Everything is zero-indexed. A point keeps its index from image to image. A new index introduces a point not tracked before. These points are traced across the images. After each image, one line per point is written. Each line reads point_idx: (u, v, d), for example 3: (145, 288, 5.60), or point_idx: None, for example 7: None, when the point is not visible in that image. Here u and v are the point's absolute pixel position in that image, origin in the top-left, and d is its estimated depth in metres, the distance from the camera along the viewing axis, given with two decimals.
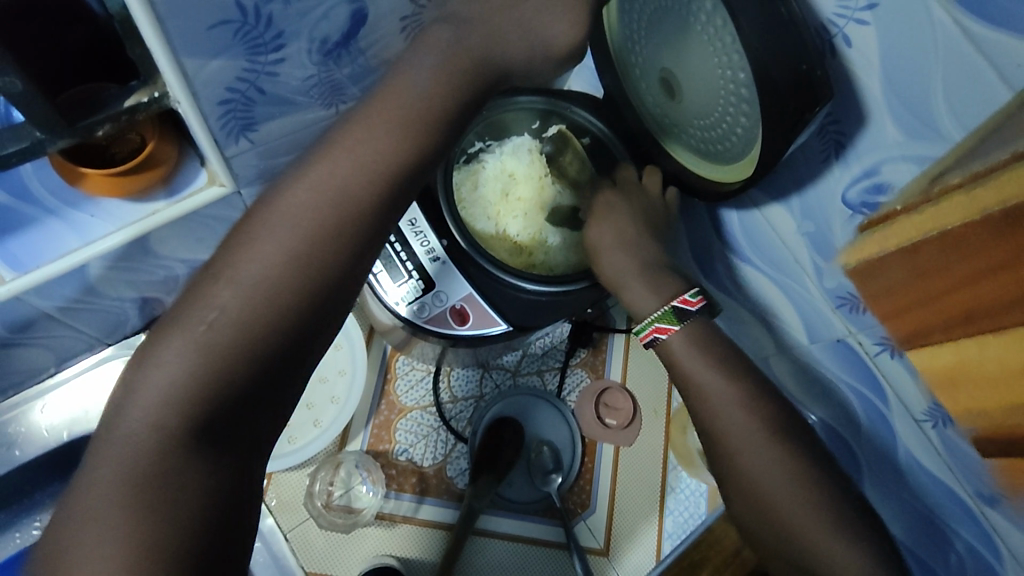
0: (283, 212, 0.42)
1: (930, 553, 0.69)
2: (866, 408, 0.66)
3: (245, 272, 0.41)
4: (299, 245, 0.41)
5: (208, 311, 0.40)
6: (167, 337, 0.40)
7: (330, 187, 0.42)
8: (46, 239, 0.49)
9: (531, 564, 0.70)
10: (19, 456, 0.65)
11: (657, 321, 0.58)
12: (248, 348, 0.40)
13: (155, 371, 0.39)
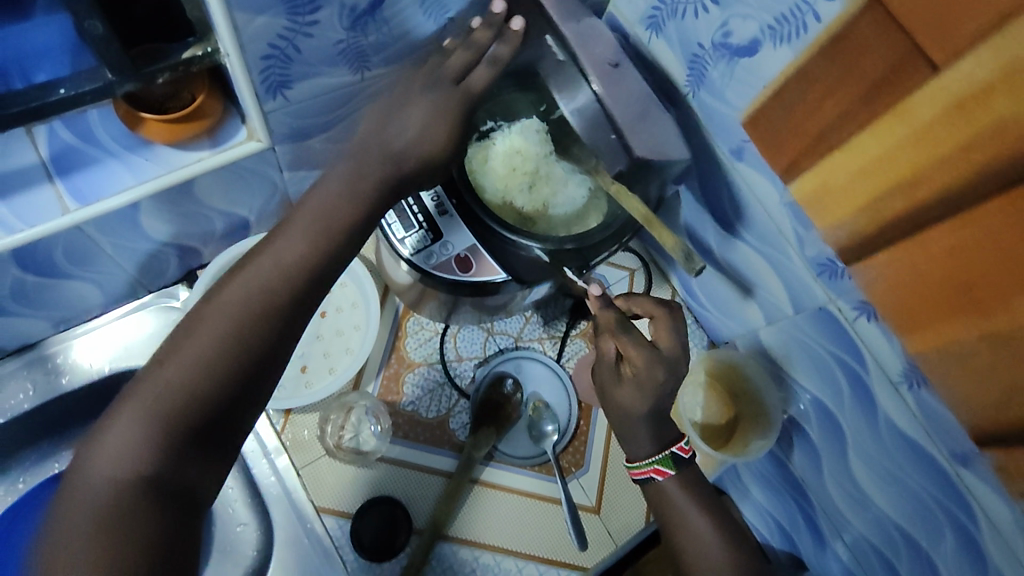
0: (224, 297, 0.47)
1: (916, 529, 0.70)
2: (849, 378, 0.69)
3: (190, 350, 0.45)
4: (255, 299, 0.47)
5: (157, 384, 0.44)
6: (133, 389, 0.44)
7: (265, 274, 0.48)
8: (105, 177, 0.56)
9: (526, 516, 0.74)
10: (65, 382, 0.71)
11: (658, 465, 0.61)
12: (192, 414, 0.44)
13: (108, 444, 0.42)
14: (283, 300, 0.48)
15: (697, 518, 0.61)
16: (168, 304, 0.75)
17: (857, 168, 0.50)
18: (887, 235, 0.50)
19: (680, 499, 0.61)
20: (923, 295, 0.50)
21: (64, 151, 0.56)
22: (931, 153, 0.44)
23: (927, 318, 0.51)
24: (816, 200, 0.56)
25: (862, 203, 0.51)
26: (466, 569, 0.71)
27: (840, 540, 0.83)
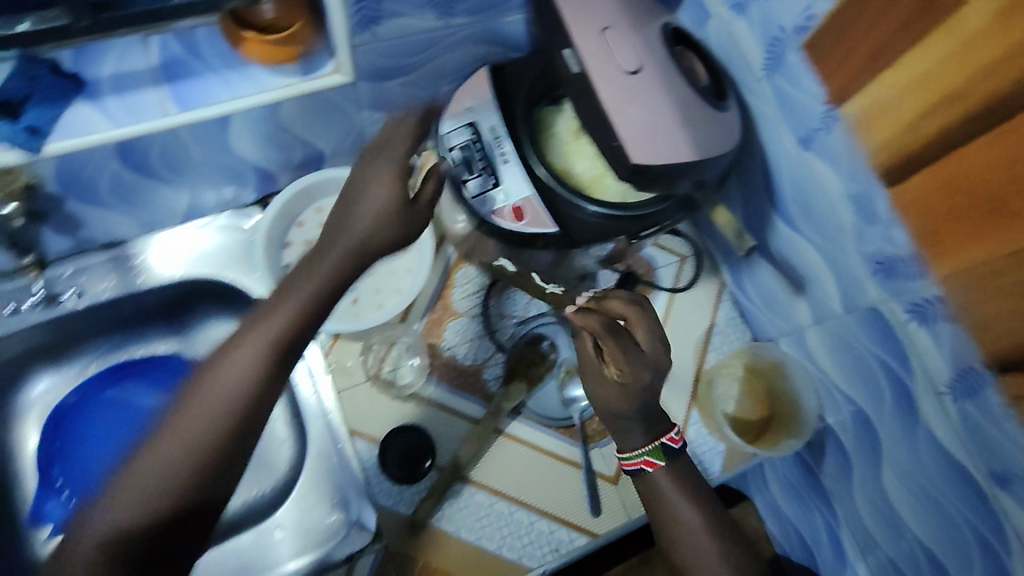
0: (272, 311, 0.51)
1: (942, 552, 0.67)
2: (892, 386, 0.67)
3: (233, 361, 0.49)
4: (294, 315, 0.51)
5: (198, 401, 0.47)
6: (187, 393, 0.48)
7: (309, 291, 0.52)
8: (203, 88, 0.61)
9: (545, 474, 0.75)
10: (141, 282, 0.77)
11: (647, 454, 0.58)
12: (226, 433, 0.47)
13: (150, 452, 0.46)
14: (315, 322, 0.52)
15: (687, 510, 0.57)
16: (241, 223, 0.80)
17: (912, 81, 0.52)
18: (927, 153, 0.52)
19: (669, 492, 0.57)
20: (955, 212, 0.52)
21: (174, 61, 0.61)
22: (980, 59, 0.46)
23: (951, 237, 0.53)
24: (863, 123, 0.58)
25: (908, 120, 0.53)
26: (479, 513, 0.73)
27: (862, 559, 0.80)
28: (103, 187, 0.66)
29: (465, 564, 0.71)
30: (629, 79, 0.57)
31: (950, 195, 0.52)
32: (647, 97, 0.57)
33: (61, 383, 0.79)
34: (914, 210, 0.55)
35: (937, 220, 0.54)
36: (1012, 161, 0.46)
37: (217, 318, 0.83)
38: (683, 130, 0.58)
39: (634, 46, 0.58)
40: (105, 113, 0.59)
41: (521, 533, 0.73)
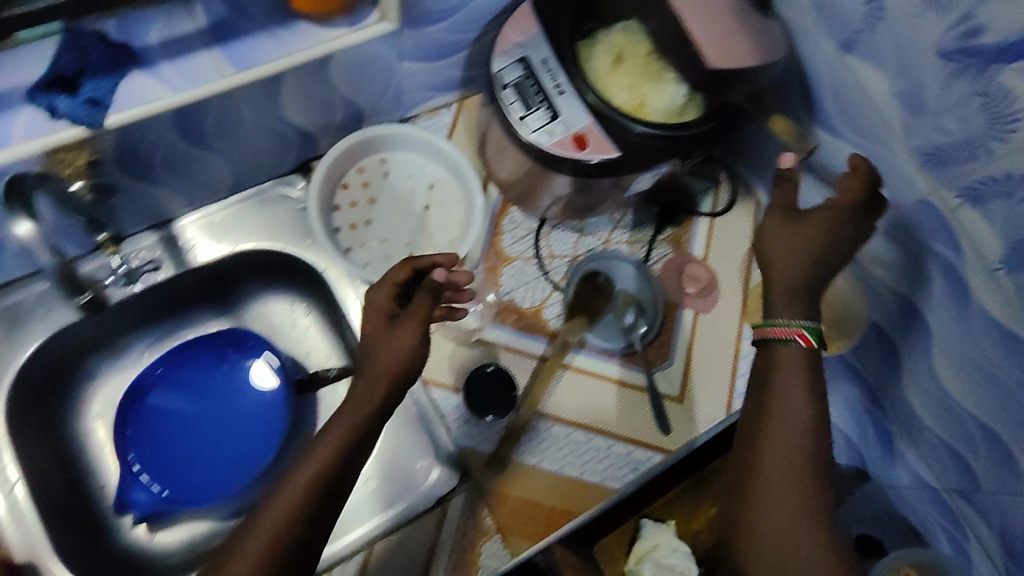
0: (354, 393, 0.54)
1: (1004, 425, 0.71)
2: (946, 277, 0.70)
3: (320, 444, 0.52)
4: (358, 396, 0.54)
5: (282, 497, 0.49)
6: (256, 516, 0.49)
7: (395, 354, 0.55)
8: (254, 46, 0.60)
9: (618, 401, 0.78)
10: (193, 260, 0.77)
11: (799, 329, 0.55)
12: (314, 488, 0.50)
13: (251, 529, 0.48)
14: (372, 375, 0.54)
15: (777, 463, 0.52)
16: (287, 191, 0.79)
17: None
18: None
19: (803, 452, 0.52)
20: None
21: (223, 21, 0.59)
22: None
23: None
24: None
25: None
26: (560, 443, 0.75)
27: (912, 449, 0.87)
28: (161, 161, 0.65)
29: (555, 491, 0.74)
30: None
31: None
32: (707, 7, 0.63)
33: (120, 372, 0.79)
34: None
35: None
36: None
37: (273, 295, 0.85)
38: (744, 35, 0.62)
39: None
40: (160, 77, 0.58)
41: (601, 457, 0.76)
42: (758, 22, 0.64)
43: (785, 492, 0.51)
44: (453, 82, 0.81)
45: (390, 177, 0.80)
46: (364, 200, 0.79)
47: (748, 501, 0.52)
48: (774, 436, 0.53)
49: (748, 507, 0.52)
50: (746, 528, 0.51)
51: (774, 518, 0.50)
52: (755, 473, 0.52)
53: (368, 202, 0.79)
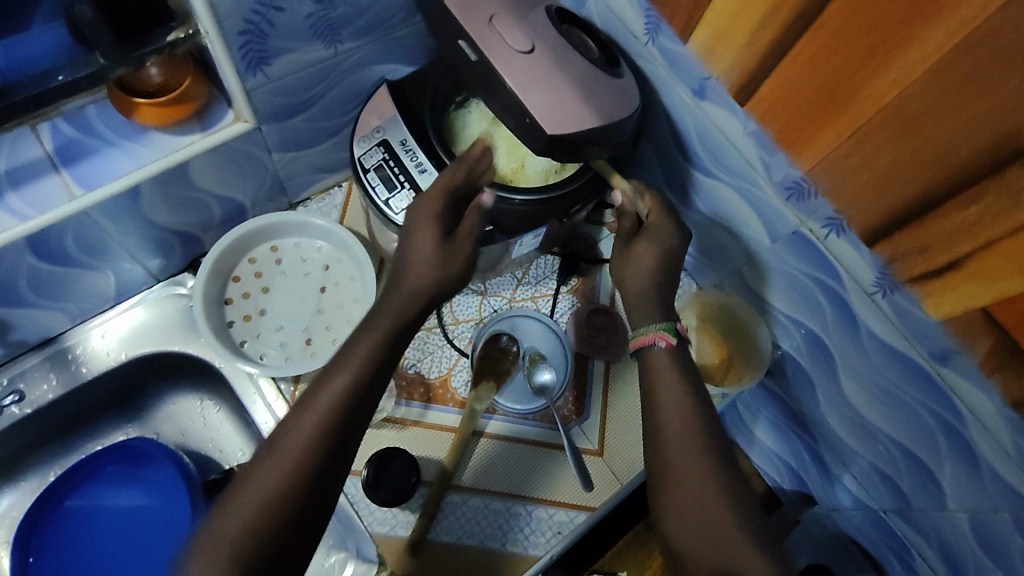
0: (345, 359, 0.51)
1: (917, 441, 0.71)
2: (834, 302, 0.70)
3: (304, 411, 0.49)
4: (376, 348, 0.53)
5: (292, 442, 0.47)
6: (256, 467, 0.46)
7: (384, 324, 0.55)
8: (105, 163, 0.61)
9: (535, 464, 0.76)
10: (85, 373, 0.75)
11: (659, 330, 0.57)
12: (323, 434, 0.48)
13: (256, 483, 0.45)
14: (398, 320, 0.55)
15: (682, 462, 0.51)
16: (179, 291, 0.79)
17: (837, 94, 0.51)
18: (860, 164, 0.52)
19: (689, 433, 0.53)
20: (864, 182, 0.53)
21: (68, 144, 0.61)
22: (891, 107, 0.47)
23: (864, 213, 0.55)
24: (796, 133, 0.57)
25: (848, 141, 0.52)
26: (478, 517, 0.73)
27: (846, 474, 0.85)
28: (28, 286, 0.64)
29: (476, 567, 0.72)
30: (525, 58, 0.60)
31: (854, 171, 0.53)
32: (544, 74, 0.60)
33: (23, 497, 0.77)
34: (769, 118, 0.59)
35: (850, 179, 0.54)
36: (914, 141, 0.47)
37: (180, 394, 0.82)
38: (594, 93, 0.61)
39: (516, 27, 0.61)
40: (10, 210, 0.58)
41: (523, 525, 0.74)
42: (605, 81, 0.62)
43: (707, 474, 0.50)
44: (334, 163, 0.81)
45: (283, 264, 0.80)
46: (258, 290, 0.79)
47: (668, 479, 0.51)
48: (670, 444, 0.52)
49: (668, 484, 0.51)
50: (678, 544, 0.49)
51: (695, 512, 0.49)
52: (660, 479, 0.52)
53: (262, 292, 0.79)
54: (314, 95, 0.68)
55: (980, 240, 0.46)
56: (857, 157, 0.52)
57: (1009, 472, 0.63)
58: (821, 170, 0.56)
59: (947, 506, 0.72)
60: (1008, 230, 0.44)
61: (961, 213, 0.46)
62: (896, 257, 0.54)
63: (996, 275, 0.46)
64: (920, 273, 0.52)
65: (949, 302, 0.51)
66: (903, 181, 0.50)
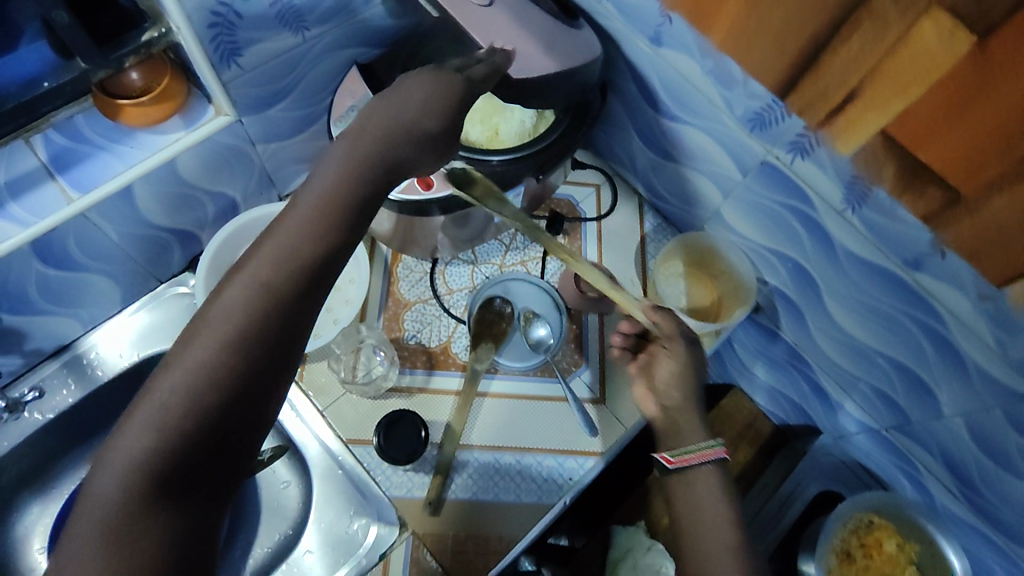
0: (273, 241, 0.45)
1: (907, 354, 0.73)
2: (808, 227, 0.72)
3: (245, 273, 0.44)
4: (307, 242, 0.46)
5: (200, 348, 0.41)
6: (162, 373, 0.41)
7: (337, 176, 0.48)
8: (98, 166, 0.64)
9: (540, 418, 0.79)
10: (101, 375, 0.78)
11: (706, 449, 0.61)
12: (237, 339, 0.42)
13: (156, 394, 0.40)
14: (339, 210, 0.48)
15: None
16: (182, 289, 0.82)
17: None
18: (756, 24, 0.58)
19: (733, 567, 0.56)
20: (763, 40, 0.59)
21: (62, 151, 0.64)
22: None
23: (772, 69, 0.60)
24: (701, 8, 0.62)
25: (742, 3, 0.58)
26: (489, 472, 0.76)
27: (847, 400, 0.87)
28: (37, 292, 0.67)
29: (492, 518, 0.74)
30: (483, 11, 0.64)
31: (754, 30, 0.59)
32: (494, 28, 0.64)
33: (53, 502, 0.81)
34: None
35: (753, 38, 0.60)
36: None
37: None
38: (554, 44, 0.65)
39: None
40: (12, 218, 0.62)
41: (534, 475, 0.76)
42: (566, 35, 0.66)
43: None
44: (317, 154, 0.84)
45: None
46: None
47: None
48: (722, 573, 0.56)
49: None
50: None
51: None
52: None
53: None
54: (288, 84, 0.71)
55: (865, 71, 0.53)
56: (752, 18, 0.58)
57: (994, 367, 0.65)
58: (729, 42, 0.62)
59: (943, 414, 0.74)
60: (886, 53, 0.50)
61: (847, 48, 0.53)
62: (806, 107, 0.60)
63: (884, 100, 0.53)
64: (824, 117, 0.59)
65: (855, 138, 0.57)
66: (793, 33, 0.56)
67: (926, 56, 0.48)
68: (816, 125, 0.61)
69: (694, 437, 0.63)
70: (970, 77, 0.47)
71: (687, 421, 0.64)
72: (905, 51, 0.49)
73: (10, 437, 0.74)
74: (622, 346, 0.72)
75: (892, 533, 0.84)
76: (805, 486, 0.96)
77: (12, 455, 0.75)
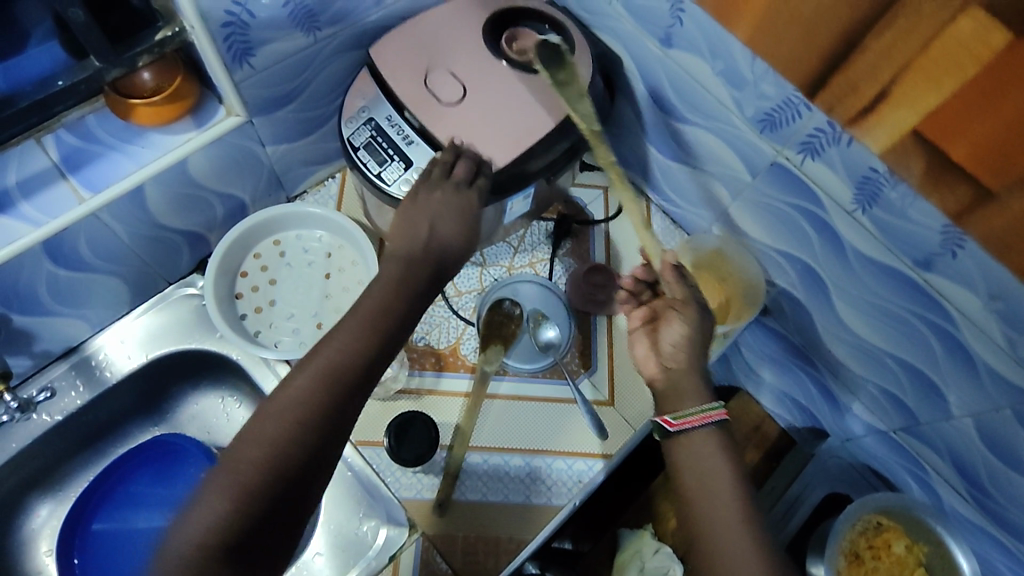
0: (340, 331, 0.54)
1: (918, 355, 0.73)
2: (818, 228, 0.72)
3: (307, 369, 0.52)
4: (369, 330, 0.54)
5: (276, 420, 0.49)
6: (243, 440, 0.49)
7: (390, 276, 0.58)
8: (110, 166, 0.64)
9: (550, 419, 0.79)
10: (109, 377, 0.78)
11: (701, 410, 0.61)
12: (309, 413, 0.50)
13: (239, 458, 0.48)
14: (394, 304, 0.57)
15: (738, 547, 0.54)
16: (191, 290, 0.82)
17: None
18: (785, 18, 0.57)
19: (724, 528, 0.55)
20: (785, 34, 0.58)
21: (73, 151, 0.64)
22: None
23: (799, 63, 0.59)
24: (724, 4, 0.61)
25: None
26: (499, 473, 0.76)
27: (855, 401, 0.87)
28: (47, 292, 0.67)
29: (502, 519, 0.74)
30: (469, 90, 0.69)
31: (785, 24, 0.58)
32: (484, 119, 0.69)
33: (60, 504, 0.80)
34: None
35: (775, 35, 0.59)
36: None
37: (202, 393, 0.85)
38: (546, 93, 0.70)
39: (454, 76, 0.70)
40: (23, 217, 0.61)
41: (544, 477, 0.76)
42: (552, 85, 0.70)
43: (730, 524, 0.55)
44: (328, 156, 0.84)
45: (287, 256, 0.83)
46: (266, 282, 0.82)
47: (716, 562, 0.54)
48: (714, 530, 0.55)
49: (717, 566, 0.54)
50: None
51: None
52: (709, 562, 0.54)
53: (270, 284, 0.82)
54: (300, 85, 0.71)
55: (901, 63, 0.52)
56: (782, 13, 0.57)
57: (1004, 367, 0.65)
58: (756, 35, 0.61)
59: (952, 415, 0.74)
60: (926, 40, 0.49)
61: (880, 41, 0.52)
62: (833, 105, 0.60)
63: (919, 95, 0.52)
64: (854, 113, 0.59)
65: (885, 131, 0.57)
66: (823, 25, 0.55)
67: (961, 48, 0.48)
68: (844, 120, 0.60)
69: (697, 400, 0.62)
70: (1004, 69, 0.47)
71: (689, 385, 0.63)
72: (941, 44, 0.49)
73: (17, 438, 0.74)
74: (632, 290, 0.72)
75: (901, 535, 0.84)
76: (812, 489, 0.95)
77: (19, 457, 0.74)
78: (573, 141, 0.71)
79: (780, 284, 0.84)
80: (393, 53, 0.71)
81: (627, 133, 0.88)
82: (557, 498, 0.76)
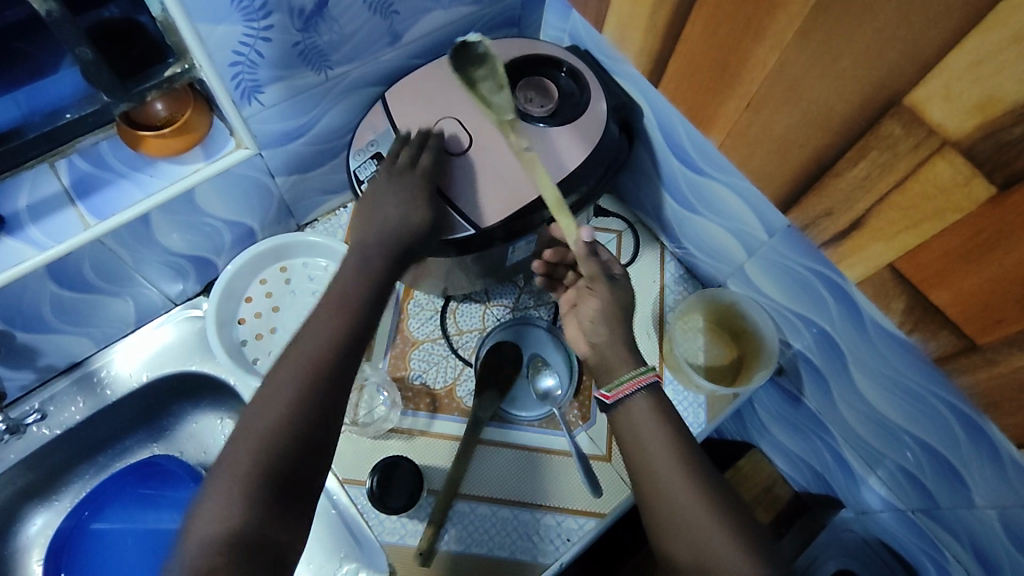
0: (287, 362, 0.53)
1: (941, 440, 0.67)
2: (835, 294, 0.67)
3: (239, 445, 0.49)
4: (319, 356, 0.53)
5: (237, 468, 0.48)
6: (210, 495, 0.48)
7: (341, 295, 0.58)
8: (118, 194, 0.65)
9: (544, 471, 0.76)
10: (110, 394, 0.79)
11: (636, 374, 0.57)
12: (269, 452, 0.49)
13: (210, 511, 0.47)
14: (345, 316, 0.57)
15: (683, 484, 0.52)
16: (196, 312, 0.83)
17: (724, 66, 0.53)
18: (756, 131, 0.54)
19: (667, 464, 0.53)
20: (756, 149, 0.55)
21: (84, 178, 0.65)
22: (768, 78, 0.49)
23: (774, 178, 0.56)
24: (703, 111, 0.59)
25: (741, 111, 0.54)
26: (485, 523, 0.73)
27: (873, 474, 0.82)
28: (50, 312, 0.68)
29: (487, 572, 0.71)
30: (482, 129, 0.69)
31: (755, 141, 0.55)
32: (487, 168, 0.67)
33: (56, 515, 0.82)
34: (678, 95, 0.61)
35: (747, 147, 0.56)
36: (801, 103, 0.48)
37: (202, 414, 0.86)
38: (565, 134, 0.69)
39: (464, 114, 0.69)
40: (29, 240, 0.63)
41: (532, 532, 0.73)
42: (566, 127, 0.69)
43: (709, 515, 0.51)
44: (339, 186, 0.84)
45: (292, 283, 0.83)
46: (268, 309, 0.82)
47: (664, 505, 0.52)
48: (667, 477, 0.53)
49: (666, 509, 0.52)
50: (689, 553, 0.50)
51: (705, 540, 0.50)
52: (660, 508, 0.52)
53: (273, 310, 0.82)
54: (311, 119, 0.71)
55: (875, 197, 0.48)
56: (751, 124, 0.54)
57: None
58: (729, 142, 0.58)
59: (974, 503, 0.68)
60: (900, 181, 0.45)
61: (854, 172, 0.48)
62: (809, 222, 0.55)
63: (892, 230, 0.48)
64: (831, 234, 0.54)
65: (861, 267, 0.53)
66: (796, 145, 0.51)
67: (939, 191, 0.43)
68: (823, 239, 0.55)
69: (655, 394, 0.59)
70: (999, 241, 0.42)
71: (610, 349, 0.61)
72: (921, 184, 0.44)
73: (15, 450, 0.75)
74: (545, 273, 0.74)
75: None
76: (823, 560, 0.92)
77: (16, 468, 0.76)
78: (583, 190, 0.69)
79: (798, 348, 0.79)
80: (410, 99, 0.71)
81: (645, 178, 0.86)
82: (545, 558, 0.72)
